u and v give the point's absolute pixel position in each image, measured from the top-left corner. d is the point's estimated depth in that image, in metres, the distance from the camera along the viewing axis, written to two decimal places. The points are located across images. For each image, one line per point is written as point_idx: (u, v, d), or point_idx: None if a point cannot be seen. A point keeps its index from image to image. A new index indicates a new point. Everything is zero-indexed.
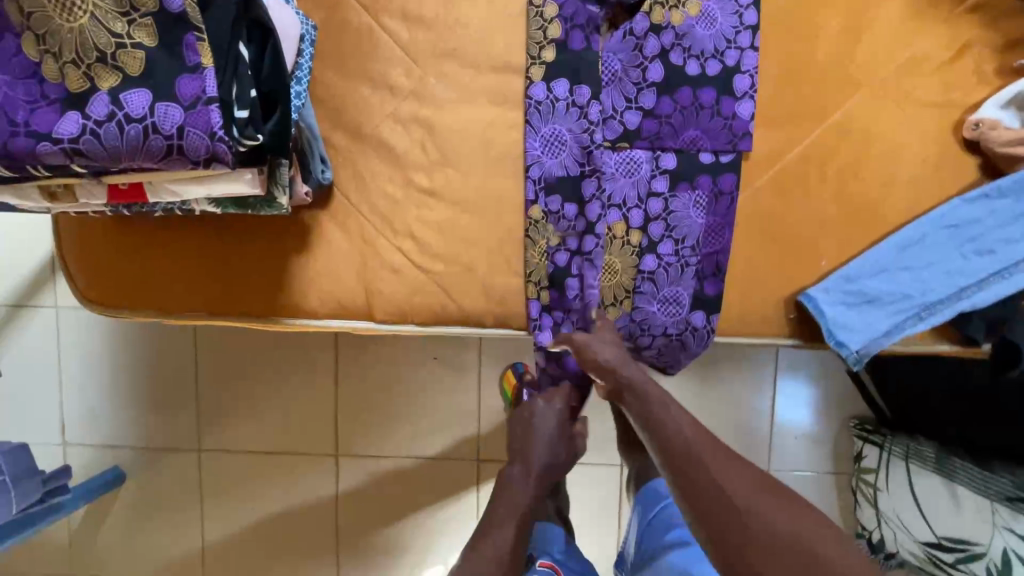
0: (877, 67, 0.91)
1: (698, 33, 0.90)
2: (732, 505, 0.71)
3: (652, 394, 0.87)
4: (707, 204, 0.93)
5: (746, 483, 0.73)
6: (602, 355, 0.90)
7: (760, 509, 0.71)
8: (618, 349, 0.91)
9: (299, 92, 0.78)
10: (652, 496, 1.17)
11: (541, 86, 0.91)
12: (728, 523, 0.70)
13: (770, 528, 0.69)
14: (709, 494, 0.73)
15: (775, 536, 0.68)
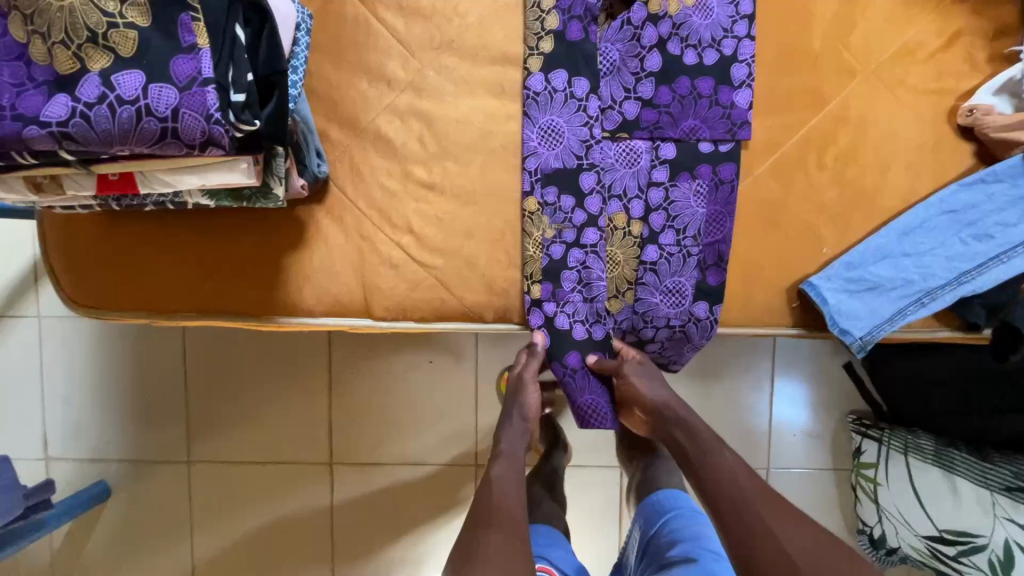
0: (872, 56, 0.92)
1: (695, 22, 0.90)
2: (777, 542, 0.73)
3: (704, 433, 0.87)
4: (708, 193, 0.92)
5: (789, 520, 0.75)
6: (651, 392, 0.92)
7: (795, 540, 0.73)
8: (666, 388, 0.93)
9: (295, 82, 0.77)
10: (654, 509, 1.13)
11: (539, 76, 0.91)
12: (772, 559, 0.72)
13: (806, 555, 0.71)
14: (753, 529, 0.75)
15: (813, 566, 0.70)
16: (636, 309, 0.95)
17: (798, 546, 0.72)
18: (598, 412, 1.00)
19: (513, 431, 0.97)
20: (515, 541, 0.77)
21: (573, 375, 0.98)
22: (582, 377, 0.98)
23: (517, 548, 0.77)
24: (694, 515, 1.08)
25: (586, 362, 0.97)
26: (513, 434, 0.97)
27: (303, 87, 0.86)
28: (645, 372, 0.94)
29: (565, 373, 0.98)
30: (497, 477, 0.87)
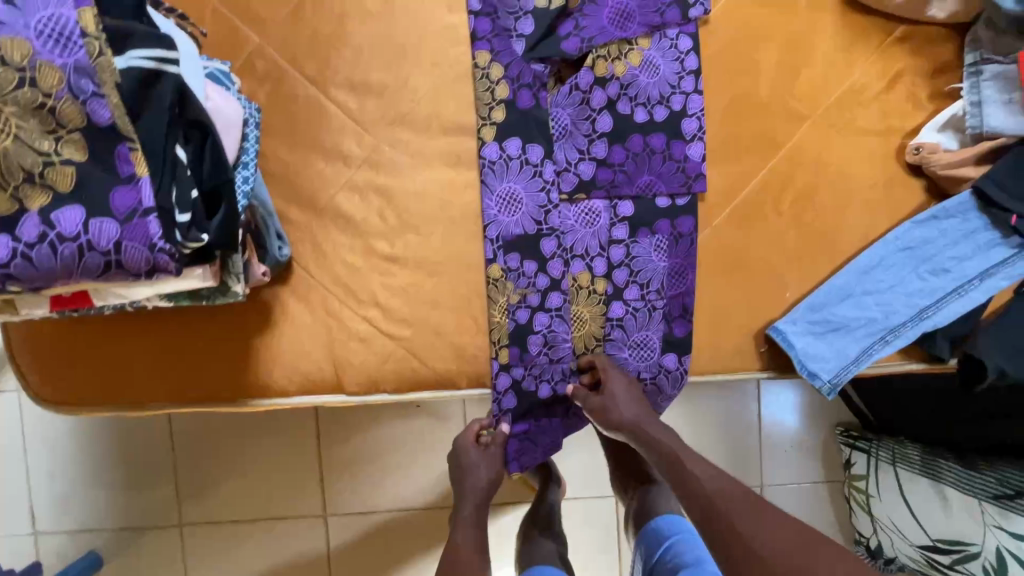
0: (817, 102, 0.93)
1: (642, 81, 0.91)
2: (747, 533, 0.76)
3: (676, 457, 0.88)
4: (668, 247, 0.94)
5: (752, 512, 0.78)
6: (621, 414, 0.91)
7: (766, 531, 0.75)
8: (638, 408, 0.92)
9: (246, 178, 0.77)
10: (653, 537, 1.13)
11: (493, 145, 0.92)
12: (743, 547, 0.75)
13: (769, 542, 0.74)
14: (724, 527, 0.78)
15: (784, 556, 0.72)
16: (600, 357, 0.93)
17: (771, 537, 0.75)
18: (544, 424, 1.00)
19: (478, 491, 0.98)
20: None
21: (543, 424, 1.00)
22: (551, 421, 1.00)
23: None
24: (696, 541, 1.08)
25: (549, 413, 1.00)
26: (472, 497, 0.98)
27: (258, 173, 0.87)
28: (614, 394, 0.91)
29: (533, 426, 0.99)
30: (461, 540, 0.94)
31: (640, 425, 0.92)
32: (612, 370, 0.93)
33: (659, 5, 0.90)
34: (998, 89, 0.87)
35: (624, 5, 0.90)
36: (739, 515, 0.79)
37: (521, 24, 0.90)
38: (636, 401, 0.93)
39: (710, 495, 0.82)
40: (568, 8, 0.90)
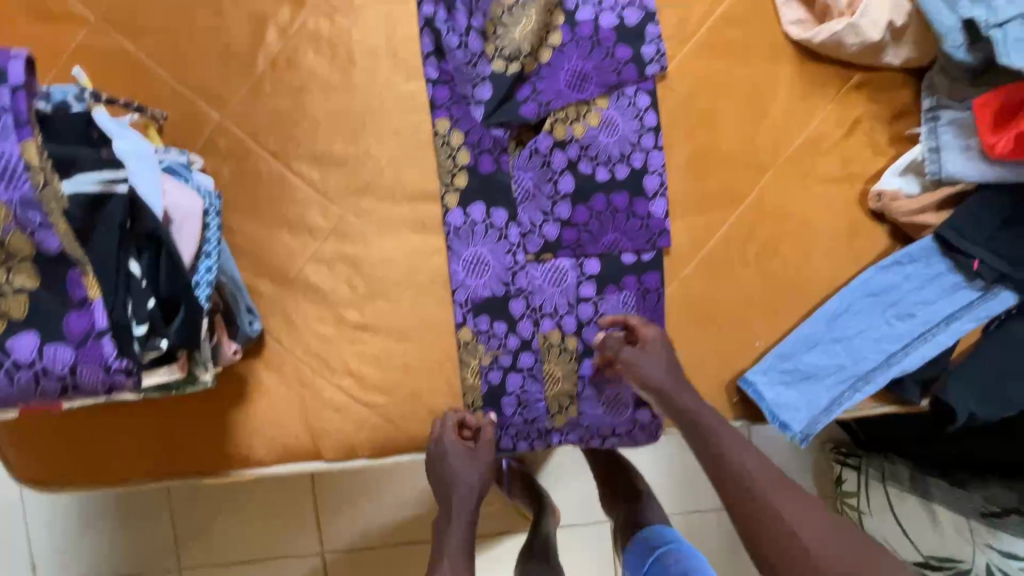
0: (777, 151, 0.94)
1: (602, 141, 0.92)
2: (792, 528, 0.75)
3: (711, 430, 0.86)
4: (636, 302, 0.94)
5: (800, 506, 0.77)
6: (650, 376, 0.88)
7: (814, 532, 0.75)
8: (672, 371, 0.89)
9: (209, 267, 0.78)
10: (644, 548, 1.09)
11: (458, 211, 0.93)
12: (784, 541, 0.75)
13: (820, 545, 0.73)
14: (763, 521, 0.77)
15: (831, 554, 0.72)
16: (636, 318, 0.92)
17: (816, 534, 0.74)
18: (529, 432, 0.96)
19: (466, 507, 0.95)
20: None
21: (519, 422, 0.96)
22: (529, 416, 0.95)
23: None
24: (691, 551, 1.03)
25: (530, 406, 0.95)
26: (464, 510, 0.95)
27: (226, 249, 0.88)
28: (647, 353, 0.88)
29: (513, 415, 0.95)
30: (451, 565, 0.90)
31: (666, 394, 0.88)
32: (654, 339, 0.90)
33: (615, 65, 0.90)
34: (955, 135, 0.87)
35: (580, 67, 0.90)
36: (784, 508, 0.77)
37: (479, 91, 0.91)
38: (671, 366, 0.89)
39: (754, 485, 0.80)
40: (524, 73, 0.91)
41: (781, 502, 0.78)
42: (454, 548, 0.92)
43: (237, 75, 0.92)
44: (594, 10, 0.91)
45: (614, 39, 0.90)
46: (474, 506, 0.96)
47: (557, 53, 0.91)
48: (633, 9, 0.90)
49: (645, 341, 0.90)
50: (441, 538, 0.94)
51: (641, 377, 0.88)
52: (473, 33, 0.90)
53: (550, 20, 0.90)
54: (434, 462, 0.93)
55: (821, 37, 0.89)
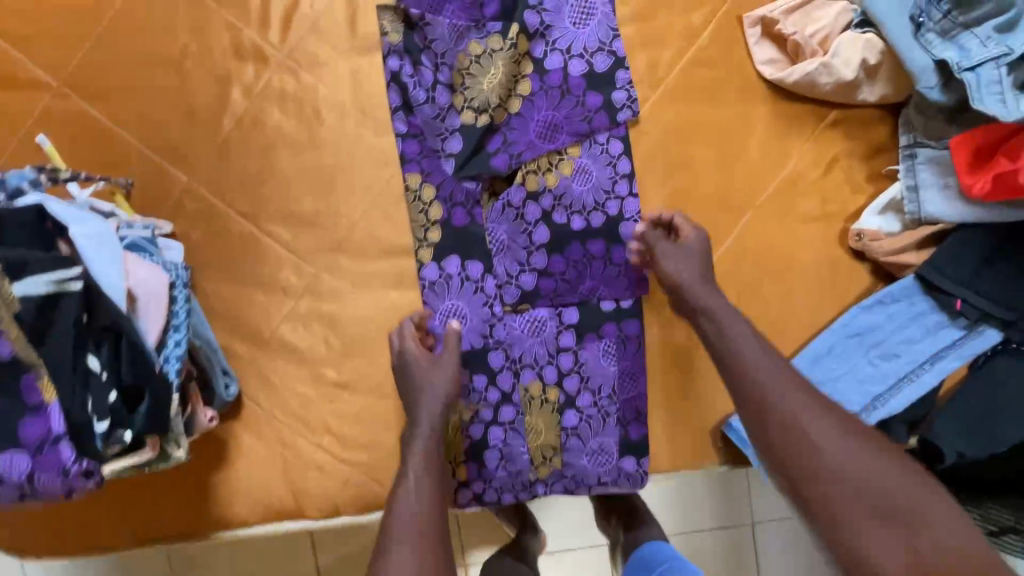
0: (753, 192, 0.92)
1: (576, 190, 0.90)
2: (806, 432, 0.65)
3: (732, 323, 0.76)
4: (617, 351, 0.93)
5: (817, 411, 0.66)
6: (672, 268, 0.83)
7: (830, 434, 0.64)
8: (699, 268, 0.83)
9: (178, 340, 0.77)
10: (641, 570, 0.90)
11: (432, 266, 0.92)
12: (796, 444, 0.65)
13: (840, 462, 0.62)
14: (773, 419, 0.67)
15: (843, 463, 0.62)
16: (680, 217, 0.87)
17: (832, 439, 0.64)
18: (515, 481, 0.94)
19: (427, 413, 0.81)
20: (439, 551, 0.65)
21: (507, 445, 0.93)
22: (518, 442, 0.93)
23: (440, 549, 0.66)
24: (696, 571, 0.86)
25: (515, 429, 0.93)
26: (429, 412, 0.81)
27: (199, 312, 0.87)
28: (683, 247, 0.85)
29: (503, 433, 0.93)
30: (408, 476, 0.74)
31: (689, 288, 0.81)
32: (695, 240, 0.86)
33: (586, 113, 0.89)
34: (933, 174, 0.86)
35: (551, 116, 0.89)
36: (798, 403, 0.67)
37: (449, 144, 0.90)
38: (702, 266, 0.84)
39: (762, 377, 0.70)
40: (495, 125, 0.89)
41: (796, 398, 0.67)
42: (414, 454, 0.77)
43: (205, 135, 0.91)
44: (562, 57, 0.89)
45: (584, 87, 0.89)
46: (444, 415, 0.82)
47: (527, 103, 0.89)
48: (602, 55, 0.89)
49: (685, 238, 0.86)
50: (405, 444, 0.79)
51: (671, 271, 0.83)
52: (440, 87, 0.89)
53: (518, 70, 0.89)
54: (400, 374, 0.86)
55: (795, 77, 0.88)
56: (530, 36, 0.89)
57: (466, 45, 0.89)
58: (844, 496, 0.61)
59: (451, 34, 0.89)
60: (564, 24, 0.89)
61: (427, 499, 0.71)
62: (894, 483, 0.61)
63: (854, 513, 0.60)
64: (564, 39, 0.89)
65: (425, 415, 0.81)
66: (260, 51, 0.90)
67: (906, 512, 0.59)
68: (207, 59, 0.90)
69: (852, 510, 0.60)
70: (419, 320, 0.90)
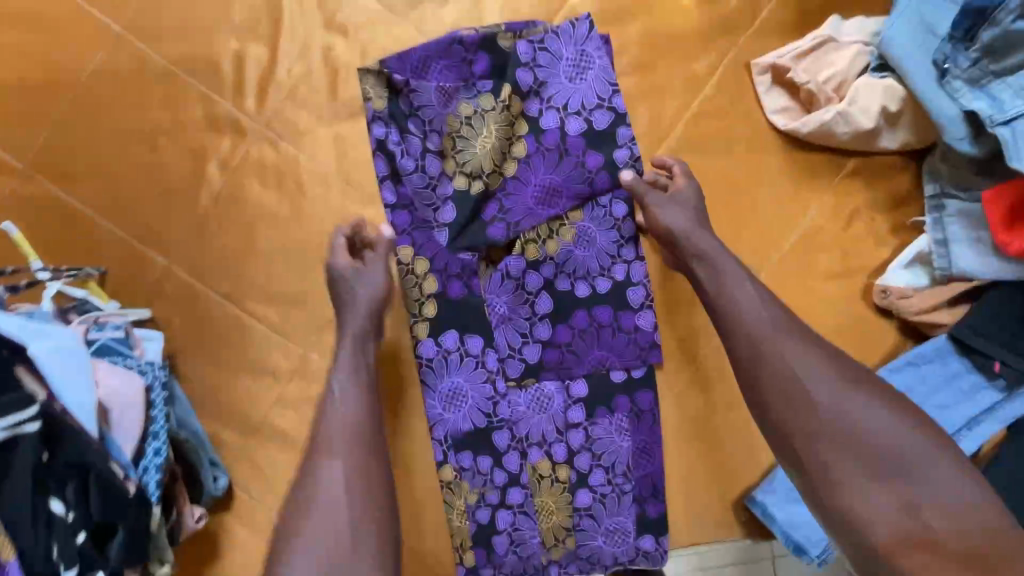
0: (769, 248, 0.86)
1: (579, 256, 0.84)
2: (803, 388, 0.62)
3: (727, 267, 0.71)
4: (630, 425, 0.87)
5: (821, 361, 0.63)
6: (667, 218, 0.76)
7: (824, 380, 0.62)
8: (694, 214, 0.76)
9: (158, 449, 0.72)
10: None
11: (429, 342, 0.86)
12: (791, 399, 0.62)
13: (839, 417, 0.60)
14: (769, 369, 0.63)
15: (840, 416, 0.60)
16: (677, 164, 0.80)
17: (830, 393, 0.61)
18: (528, 564, 0.88)
19: (354, 323, 0.74)
20: (372, 466, 0.64)
21: (517, 526, 0.87)
22: (528, 521, 0.87)
23: (373, 475, 0.64)
24: None
25: (524, 506, 0.87)
26: (355, 322, 0.74)
27: (181, 401, 0.83)
28: (676, 193, 0.78)
29: (513, 515, 0.87)
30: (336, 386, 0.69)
31: (685, 238, 0.74)
32: (686, 185, 0.79)
33: (587, 175, 0.83)
34: (964, 226, 0.80)
35: (549, 179, 0.83)
36: (795, 348, 0.64)
37: (442, 214, 0.84)
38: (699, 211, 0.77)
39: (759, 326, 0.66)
40: (490, 191, 0.83)
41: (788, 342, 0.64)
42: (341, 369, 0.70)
43: (183, 214, 0.85)
44: (559, 114, 0.83)
45: (583, 146, 0.83)
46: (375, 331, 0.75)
47: (523, 165, 0.83)
48: (602, 112, 0.83)
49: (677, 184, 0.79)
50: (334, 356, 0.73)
51: (665, 220, 0.76)
52: (430, 155, 0.83)
53: (513, 131, 0.83)
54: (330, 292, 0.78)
55: (808, 128, 0.82)
56: (523, 95, 0.82)
57: (455, 107, 0.83)
58: (839, 456, 0.59)
59: (438, 97, 0.82)
60: (560, 80, 0.83)
61: (360, 410, 0.67)
62: (894, 437, 0.59)
63: (849, 474, 0.59)
64: (560, 95, 0.83)
65: (354, 328, 0.73)
66: (236, 123, 0.84)
67: (898, 465, 0.58)
68: (181, 133, 0.84)
69: (849, 467, 0.59)
70: (351, 235, 0.79)
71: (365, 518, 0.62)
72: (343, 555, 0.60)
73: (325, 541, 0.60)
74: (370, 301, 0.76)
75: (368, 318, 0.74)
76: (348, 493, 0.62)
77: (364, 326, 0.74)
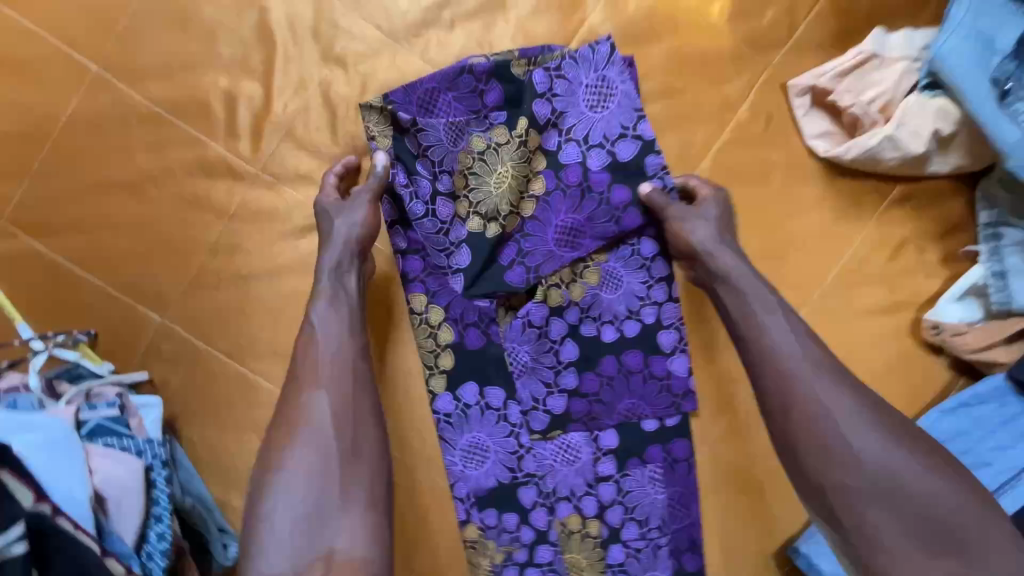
0: (810, 283, 0.79)
1: (606, 299, 0.78)
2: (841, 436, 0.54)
3: (760, 302, 0.63)
4: (664, 476, 0.81)
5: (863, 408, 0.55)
6: (697, 239, 0.70)
7: (851, 416, 0.55)
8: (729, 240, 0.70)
9: (160, 533, 0.65)
10: None
11: (446, 396, 0.80)
12: (826, 449, 0.54)
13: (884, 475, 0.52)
14: (796, 412, 0.56)
15: (887, 478, 0.52)
16: (699, 180, 0.74)
17: (874, 447, 0.53)
18: None
19: (333, 258, 0.72)
20: (360, 401, 0.65)
21: None
22: None
23: (363, 412, 0.64)
24: None
25: (554, 564, 0.82)
26: (334, 256, 0.72)
27: (181, 465, 0.77)
28: (704, 213, 0.71)
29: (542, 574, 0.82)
30: (317, 319, 0.69)
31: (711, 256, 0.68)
32: (713, 201, 0.73)
33: (612, 213, 0.75)
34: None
35: (570, 219, 0.75)
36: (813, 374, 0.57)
37: (457, 259, 0.77)
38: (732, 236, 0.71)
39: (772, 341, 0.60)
40: (507, 232, 0.77)
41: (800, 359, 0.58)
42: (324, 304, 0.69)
43: (178, 267, 0.79)
44: (580, 148, 0.75)
45: (608, 182, 0.75)
46: (358, 263, 0.73)
47: (542, 204, 0.76)
48: (626, 142, 0.74)
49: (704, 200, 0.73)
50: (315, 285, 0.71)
51: (691, 237, 0.70)
52: (441, 198, 0.77)
53: (529, 168, 0.76)
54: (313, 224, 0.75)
55: (853, 153, 0.75)
56: (540, 128, 0.75)
57: (467, 143, 0.76)
58: (884, 523, 0.51)
59: (448, 134, 0.76)
60: (580, 108, 0.75)
61: (345, 348, 0.67)
62: (952, 507, 0.51)
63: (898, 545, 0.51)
64: (580, 127, 0.75)
65: (332, 261, 0.71)
66: (230, 167, 0.77)
67: (956, 540, 0.50)
68: (173, 180, 0.78)
69: (898, 539, 0.51)
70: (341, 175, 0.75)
71: (353, 451, 0.62)
72: (331, 496, 0.60)
73: (309, 485, 0.60)
74: (350, 239, 0.72)
75: (348, 255, 0.72)
76: (336, 427, 0.63)
77: (345, 262, 0.72)
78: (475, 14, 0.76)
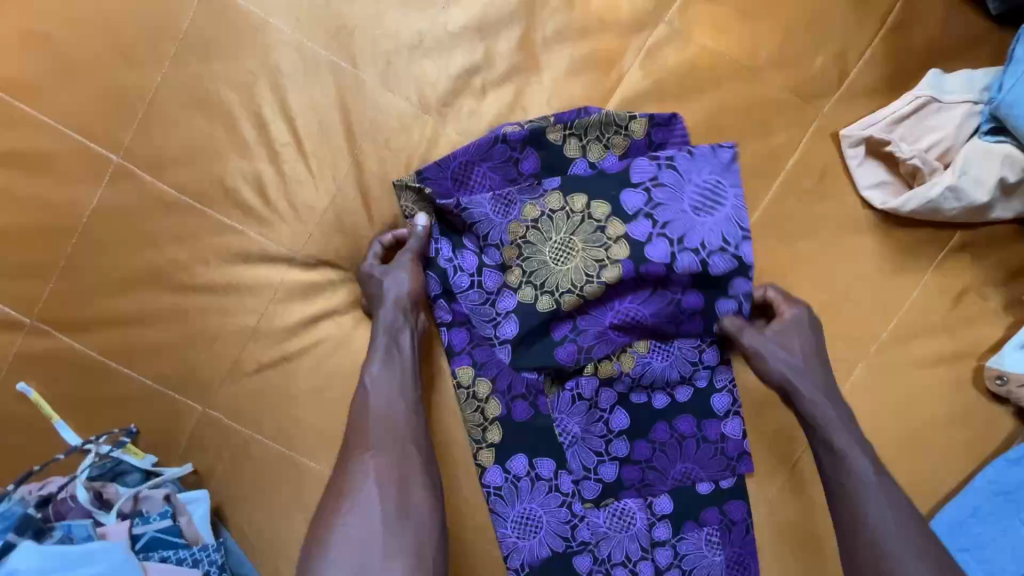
0: (868, 337, 0.75)
1: (656, 367, 0.77)
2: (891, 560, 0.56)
3: (834, 431, 0.65)
4: (721, 538, 0.79)
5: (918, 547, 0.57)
6: (777, 366, 0.69)
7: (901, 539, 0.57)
8: (808, 367, 0.69)
9: None
10: None
11: (495, 469, 0.76)
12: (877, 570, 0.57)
13: None
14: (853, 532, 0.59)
15: None
16: (777, 291, 0.73)
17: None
18: None
19: (386, 318, 0.70)
20: (411, 468, 0.63)
21: None
22: None
23: (415, 481, 0.63)
24: None
25: None
26: (389, 314, 0.70)
27: (236, 547, 0.76)
28: (783, 336, 0.71)
29: None
30: (372, 379, 0.67)
31: (792, 383, 0.68)
32: (795, 318, 0.72)
33: (681, 314, 0.75)
34: None
35: (635, 312, 0.74)
36: (876, 486, 0.61)
37: (503, 329, 0.75)
38: (813, 362, 0.70)
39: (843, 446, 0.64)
40: (562, 311, 0.74)
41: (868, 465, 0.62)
42: (383, 367, 0.68)
43: (213, 354, 0.75)
44: (670, 246, 0.71)
45: (685, 285, 0.73)
46: (413, 323, 0.72)
47: (609, 292, 0.73)
48: (722, 257, 0.72)
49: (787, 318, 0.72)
50: (372, 345, 0.70)
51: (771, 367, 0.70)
52: (489, 269, 0.75)
53: (606, 254, 0.71)
54: (361, 285, 0.74)
55: (911, 206, 0.72)
56: (627, 218, 0.71)
57: (519, 212, 0.73)
58: None
59: (494, 206, 0.74)
60: (680, 208, 0.72)
61: (399, 407, 0.66)
62: None
63: None
64: (682, 221, 0.71)
65: (387, 322, 0.70)
66: (259, 250, 0.74)
67: None
68: (201, 265, 0.74)
69: None
70: (390, 243, 0.74)
71: (402, 511, 0.60)
72: (376, 557, 0.57)
73: (357, 545, 0.58)
74: (405, 298, 0.71)
75: (404, 316, 0.70)
76: (385, 488, 0.61)
77: (398, 321, 0.70)
78: (506, 79, 0.74)
